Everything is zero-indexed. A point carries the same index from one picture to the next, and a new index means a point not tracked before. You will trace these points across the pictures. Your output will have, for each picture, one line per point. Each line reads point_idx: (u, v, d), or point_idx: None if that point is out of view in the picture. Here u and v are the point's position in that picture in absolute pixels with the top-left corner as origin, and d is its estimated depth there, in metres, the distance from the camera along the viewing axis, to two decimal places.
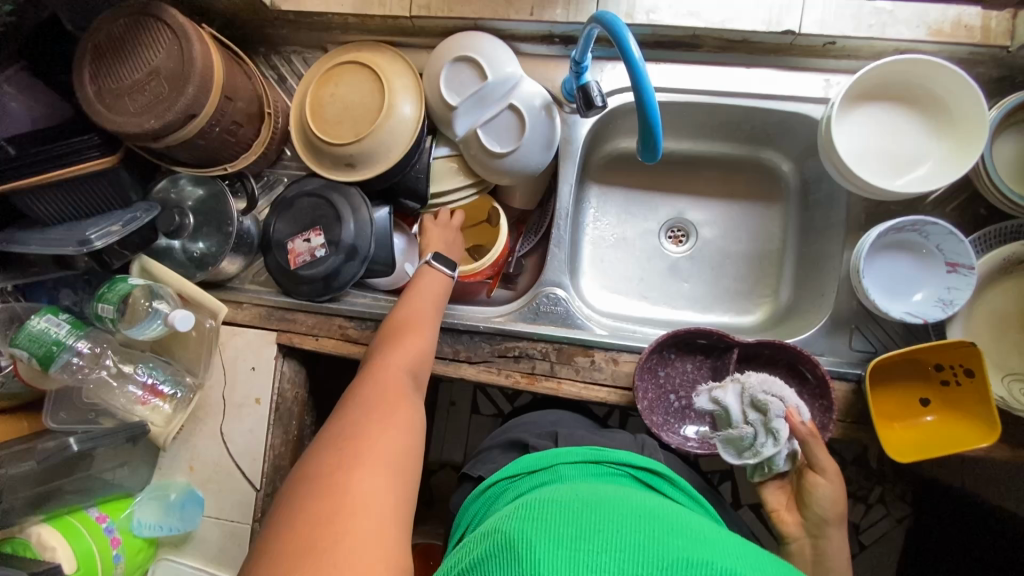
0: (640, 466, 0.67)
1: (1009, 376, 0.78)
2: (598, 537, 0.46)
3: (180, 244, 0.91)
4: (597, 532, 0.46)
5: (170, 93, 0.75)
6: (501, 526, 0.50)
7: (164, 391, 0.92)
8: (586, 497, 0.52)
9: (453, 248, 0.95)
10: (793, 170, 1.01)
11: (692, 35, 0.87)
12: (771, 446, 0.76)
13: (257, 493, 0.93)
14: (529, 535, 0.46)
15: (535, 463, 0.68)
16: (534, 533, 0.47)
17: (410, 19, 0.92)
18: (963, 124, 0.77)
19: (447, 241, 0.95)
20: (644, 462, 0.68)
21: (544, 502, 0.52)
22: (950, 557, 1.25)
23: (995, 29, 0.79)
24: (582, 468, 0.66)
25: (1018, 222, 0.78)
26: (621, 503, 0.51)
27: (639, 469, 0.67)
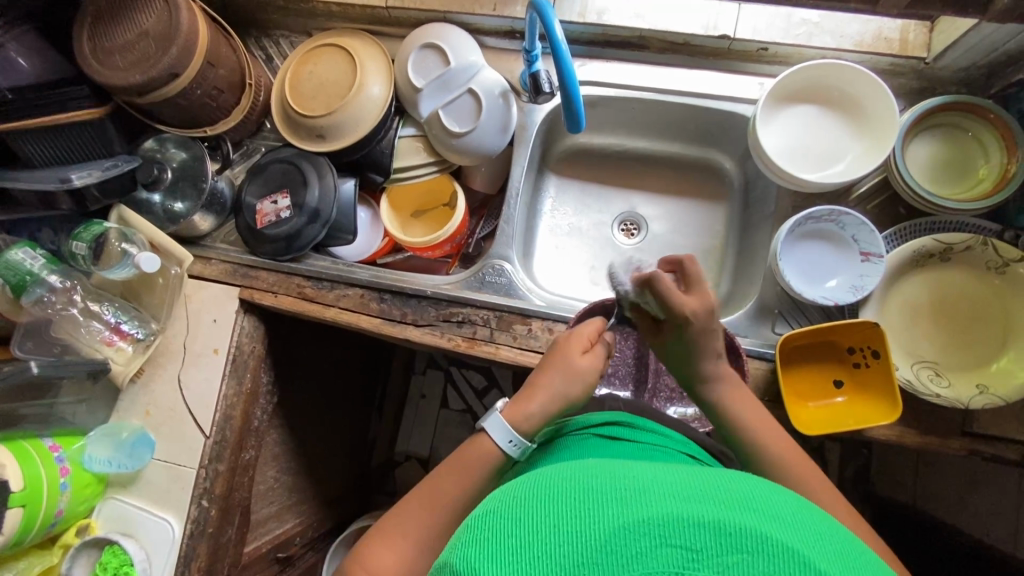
0: (601, 424, 0.65)
1: (918, 363, 0.82)
2: (522, 534, 0.38)
3: (158, 199, 0.98)
4: (514, 530, 0.39)
5: (157, 52, 0.84)
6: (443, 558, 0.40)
7: (127, 333, 0.98)
8: (509, 489, 0.44)
9: (570, 387, 0.70)
10: (735, 169, 1.07)
11: (638, 36, 0.95)
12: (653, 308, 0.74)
13: (206, 439, 0.98)
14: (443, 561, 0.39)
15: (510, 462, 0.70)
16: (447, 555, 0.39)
17: (386, 9, 1.02)
18: (877, 128, 0.85)
19: (566, 379, 0.71)
20: (605, 417, 0.66)
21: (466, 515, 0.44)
22: None
23: (912, 41, 0.86)
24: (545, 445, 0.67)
25: (931, 218, 0.82)
26: (543, 476, 0.44)
27: (601, 425, 0.66)
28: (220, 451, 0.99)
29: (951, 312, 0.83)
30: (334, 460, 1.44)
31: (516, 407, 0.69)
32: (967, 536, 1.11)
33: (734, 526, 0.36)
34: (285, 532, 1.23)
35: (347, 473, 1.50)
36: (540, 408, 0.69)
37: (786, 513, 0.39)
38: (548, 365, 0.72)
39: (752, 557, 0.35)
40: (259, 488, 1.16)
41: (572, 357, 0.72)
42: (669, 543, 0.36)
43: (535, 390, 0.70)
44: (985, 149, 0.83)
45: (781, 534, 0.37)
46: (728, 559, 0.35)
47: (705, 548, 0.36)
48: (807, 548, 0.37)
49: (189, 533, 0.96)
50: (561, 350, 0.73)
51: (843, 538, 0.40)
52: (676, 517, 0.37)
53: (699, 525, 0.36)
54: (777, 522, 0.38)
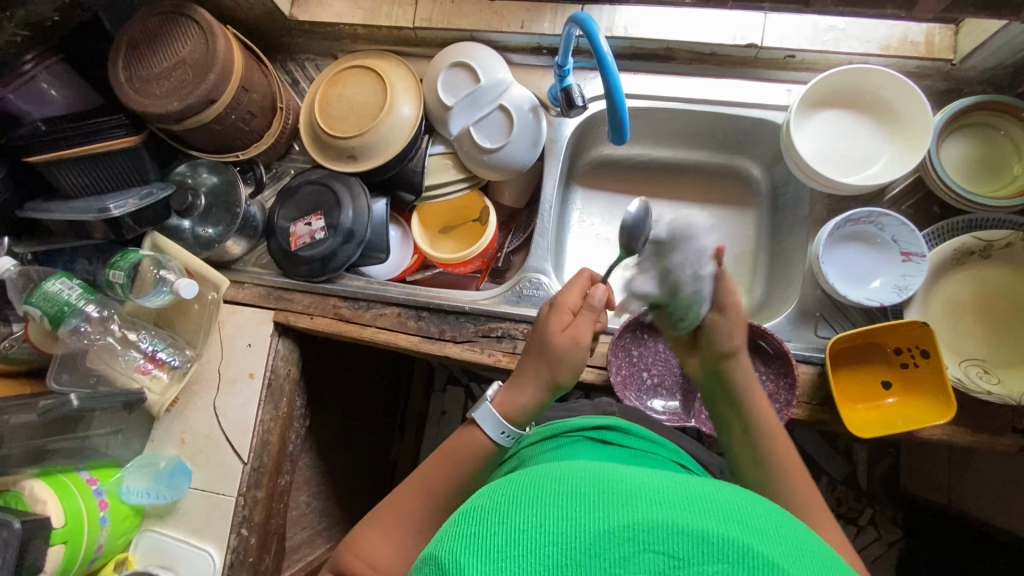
0: (592, 427, 0.69)
1: (967, 361, 0.82)
2: (509, 530, 0.40)
3: (190, 225, 0.98)
4: (504, 525, 0.40)
5: (193, 79, 0.85)
6: (430, 547, 0.42)
7: (163, 361, 0.98)
8: (505, 486, 0.46)
9: (558, 368, 0.68)
10: (763, 175, 1.07)
11: (665, 48, 0.97)
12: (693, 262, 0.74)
13: (245, 466, 0.96)
14: (436, 548, 0.41)
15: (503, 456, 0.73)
16: (443, 545, 0.40)
17: (413, 30, 1.03)
18: (911, 130, 0.86)
19: (552, 361, 0.68)
20: (596, 422, 0.69)
21: (461, 506, 0.45)
22: None
23: (938, 44, 0.88)
24: (539, 445, 0.69)
25: (969, 217, 0.83)
26: (539, 475, 0.46)
27: (591, 429, 0.69)
28: (257, 477, 0.97)
29: (989, 307, 0.83)
30: (361, 483, 1.42)
31: (507, 398, 0.69)
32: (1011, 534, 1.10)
33: (717, 535, 0.37)
34: (317, 558, 1.21)
35: (373, 495, 1.48)
36: (531, 397, 0.69)
37: (765, 523, 0.40)
38: (531, 350, 0.71)
39: (733, 567, 0.36)
40: (292, 514, 1.15)
41: (555, 342, 0.69)
42: (653, 549, 0.37)
43: (524, 379, 0.70)
44: (1017, 148, 0.84)
45: (763, 548, 0.38)
46: (709, 568, 0.36)
47: (688, 556, 0.37)
48: (787, 562, 0.37)
49: (229, 564, 0.94)
50: (541, 329, 0.71)
51: (824, 556, 0.40)
52: (661, 524, 0.38)
53: (684, 533, 0.38)
54: (758, 535, 0.39)
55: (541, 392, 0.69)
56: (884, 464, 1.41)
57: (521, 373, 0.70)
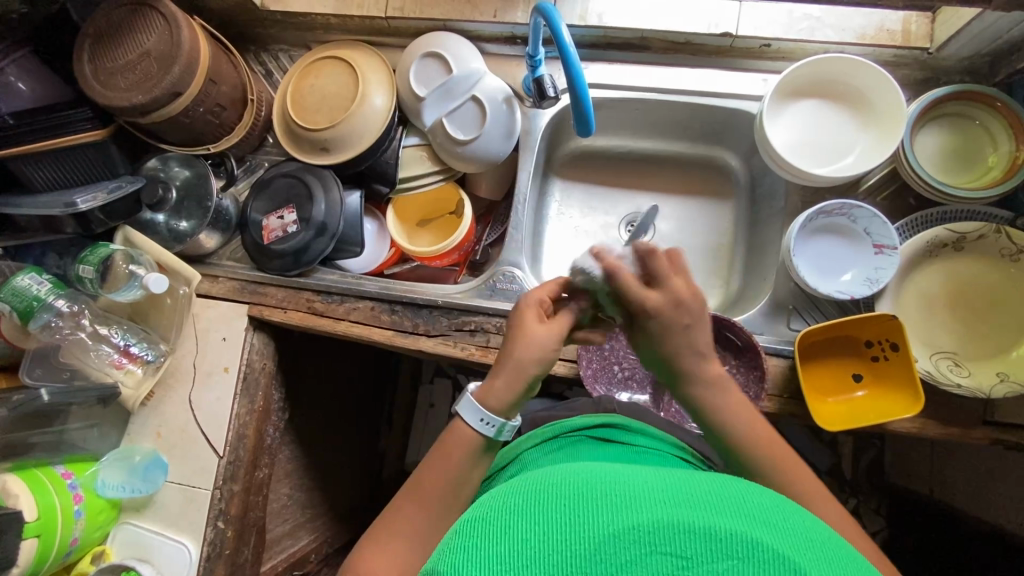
0: (594, 425, 0.69)
1: (938, 353, 0.81)
2: (516, 541, 0.40)
3: (163, 219, 0.97)
4: (508, 536, 0.40)
5: (158, 72, 0.84)
6: (435, 563, 0.42)
7: (137, 355, 0.97)
8: (504, 495, 0.46)
9: (530, 357, 0.66)
10: (741, 166, 1.06)
11: (640, 37, 0.95)
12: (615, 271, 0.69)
13: (220, 460, 0.97)
14: (437, 563, 0.41)
15: (507, 460, 0.70)
16: (445, 560, 0.40)
17: (386, 20, 1.01)
18: (885, 119, 0.85)
19: (524, 349, 0.67)
20: (597, 420, 0.70)
21: (462, 519, 0.45)
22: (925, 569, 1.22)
23: (915, 32, 0.86)
24: (542, 445, 0.69)
25: (942, 208, 0.82)
26: (540, 482, 0.45)
27: (593, 428, 0.70)
28: (234, 471, 0.98)
29: (964, 301, 0.83)
30: (346, 474, 1.42)
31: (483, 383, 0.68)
32: (989, 525, 1.10)
33: (723, 532, 0.38)
34: (300, 549, 1.22)
35: (359, 487, 1.49)
36: (502, 387, 0.66)
37: (769, 517, 0.40)
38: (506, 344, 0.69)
39: (742, 563, 0.36)
40: (273, 506, 1.15)
41: (530, 327, 0.68)
42: (660, 550, 0.37)
43: (497, 369, 0.67)
44: (993, 137, 0.83)
45: (770, 541, 0.38)
46: (719, 565, 0.36)
47: (695, 554, 0.37)
48: (798, 555, 0.37)
49: (206, 556, 0.95)
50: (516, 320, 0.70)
51: (834, 546, 0.41)
52: (666, 524, 0.38)
53: (689, 532, 0.38)
54: (764, 528, 0.39)
55: (512, 382, 0.66)
56: (867, 455, 1.42)
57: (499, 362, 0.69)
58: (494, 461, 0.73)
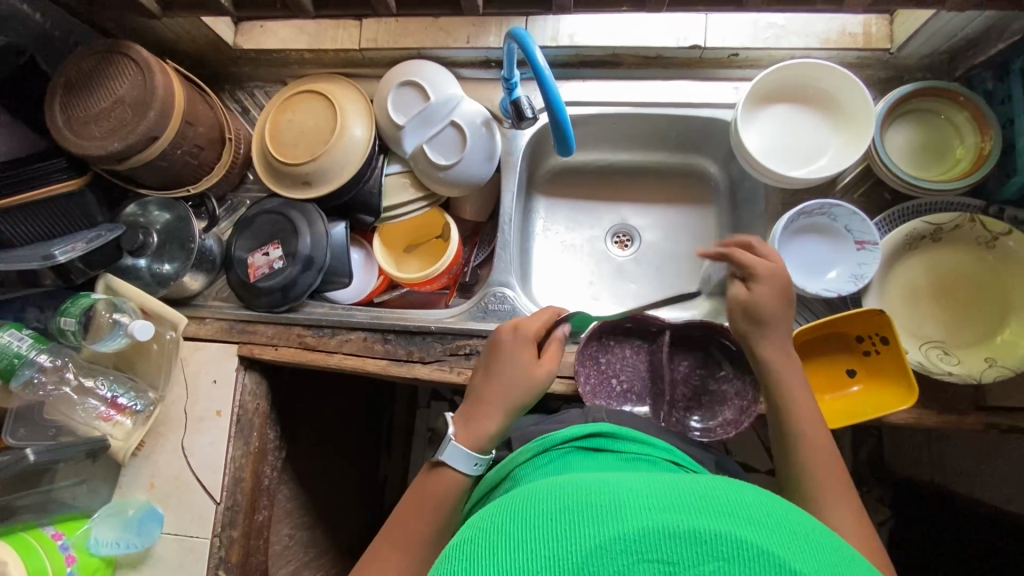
0: (583, 435, 0.65)
1: (927, 344, 0.83)
2: (509, 558, 0.39)
3: (145, 263, 0.96)
4: (497, 557, 0.39)
5: (133, 118, 0.84)
6: None
7: (125, 406, 0.95)
8: (492, 513, 0.45)
9: (524, 392, 0.70)
10: (720, 172, 1.08)
11: (612, 54, 0.97)
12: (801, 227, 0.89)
13: (217, 506, 0.94)
14: None
15: (498, 478, 0.67)
16: None
17: (359, 52, 1.02)
18: (854, 120, 0.87)
19: (518, 384, 0.70)
20: (587, 428, 0.66)
21: (452, 540, 0.44)
22: (935, 558, 1.22)
23: (876, 34, 0.89)
24: (532, 460, 0.65)
25: (916, 202, 0.85)
26: (527, 496, 0.45)
27: (584, 437, 0.65)
28: (232, 516, 0.95)
29: (948, 289, 0.85)
30: (348, 508, 1.40)
31: (467, 427, 0.69)
32: (993, 507, 1.11)
33: (708, 533, 0.38)
34: None
35: (361, 520, 1.46)
36: (497, 421, 0.69)
37: (757, 514, 0.40)
38: (496, 379, 0.71)
39: (727, 564, 0.37)
40: (274, 548, 1.12)
41: (523, 370, 0.71)
42: (647, 558, 0.37)
43: (489, 405, 0.70)
44: (959, 131, 0.86)
45: (754, 537, 0.38)
46: (705, 568, 0.37)
47: (682, 559, 0.37)
48: (782, 550, 0.38)
49: None
50: (500, 357, 0.73)
51: (821, 536, 0.41)
52: (653, 530, 0.38)
53: (675, 536, 0.38)
54: (751, 526, 0.39)
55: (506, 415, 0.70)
56: (867, 446, 1.42)
57: (475, 393, 0.72)
58: (486, 478, 0.71)
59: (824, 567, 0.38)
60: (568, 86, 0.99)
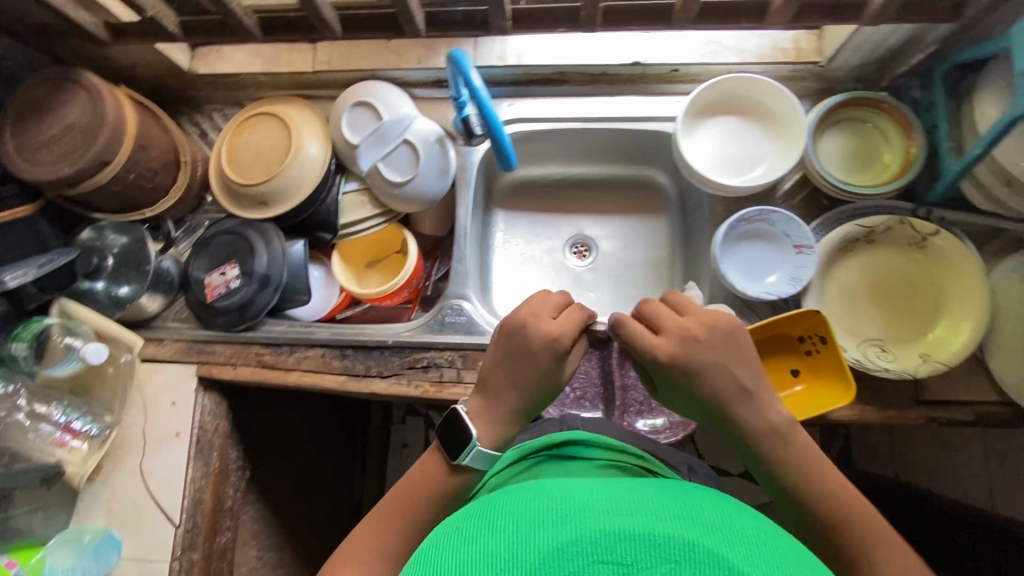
0: (557, 444, 0.66)
1: (865, 342, 0.86)
2: (468, 563, 0.40)
3: (102, 286, 0.96)
4: (459, 561, 0.41)
5: (83, 143, 0.85)
6: None
7: (80, 430, 0.94)
8: (458, 521, 0.46)
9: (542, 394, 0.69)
10: (670, 182, 1.12)
11: (558, 72, 1.01)
12: (741, 230, 0.92)
13: (176, 529, 0.94)
14: None
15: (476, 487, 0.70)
16: None
17: (314, 74, 1.05)
18: (787, 129, 0.92)
19: (538, 388, 0.68)
20: (560, 438, 0.67)
21: (417, 548, 0.45)
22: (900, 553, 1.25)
23: (806, 49, 0.94)
24: (508, 469, 0.68)
25: (849, 206, 0.89)
26: (495, 504, 0.46)
27: (558, 447, 0.66)
28: (192, 539, 0.95)
29: (884, 288, 0.88)
30: (319, 527, 1.38)
31: (493, 431, 0.66)
32: (948, 500, 1.14)
33: (661, 536, 0.39)
34: None
35: (334, 539, 1.44)
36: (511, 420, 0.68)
37: (711, 520, 0.42)
38: (517, 380, 0.67)
39: (679, 565, 0.38)
40: (240, 571, 1.11)
41: (554, 374, 0.68)
42: (602, 560, 0.38)
43: (505, 407, 0.67)
44: (886, 138, 0.90)
45: (706, 540, 0.39)
46: (657, 569, 0.38)
47: (635, 561, 0.38)
48: (732, 551, 0.39)
49: None
50: (525, 357, 0.67)
51: (774, 540, 0.42)
52: (609, 532, 0.39)
53: (629, 539, 0.39)
54: (703, 530, 0.40)
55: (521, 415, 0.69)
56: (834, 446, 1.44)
57: (496, 391, 0.68)
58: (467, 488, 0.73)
59: (773, 568, 0.39)
60: (518, 103, 1.02)
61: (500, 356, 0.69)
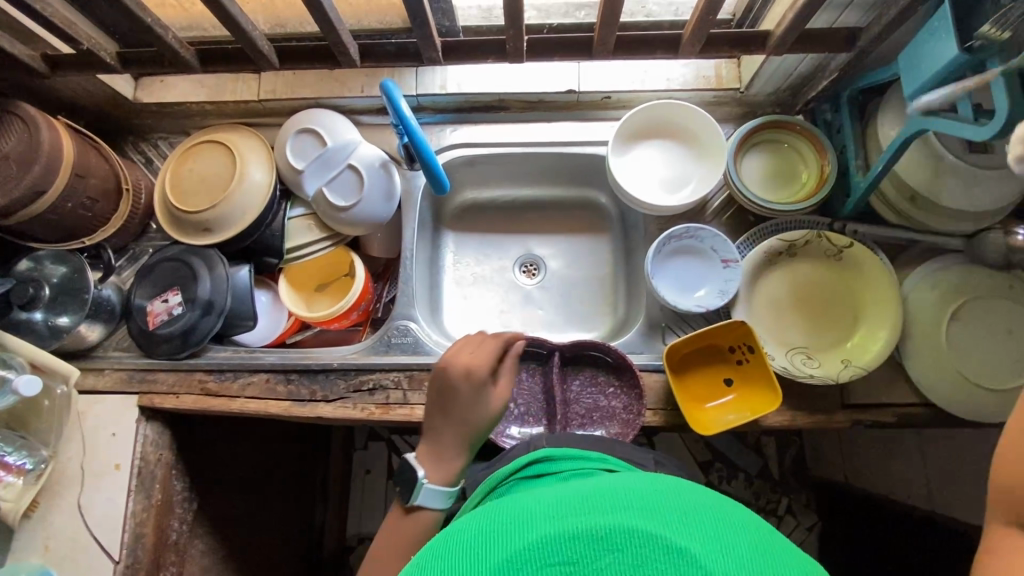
0: (523, 466, 0.59)
1: (792, 349, 0.90)
2: None
3: (41, 317, 0.94)
4: None
5: (17, 173, 0.85)
6: None
7: (15, 465, 0.90)
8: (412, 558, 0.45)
9: (476, 425, 0.70)
10: (610, 202, 1.16)
11: (498, 100, 1.05)
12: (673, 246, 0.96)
13: (115, 566, 0.91)
14: None
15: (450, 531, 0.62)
16: None
17: (259, 103, 1.07)
18: (712, 150, 0.97)
19: (469, 420, 0.70)
20: (526, 458, 0.60)
21: None
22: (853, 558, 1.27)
23: (725, 76, 1.01)
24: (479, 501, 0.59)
25: (771, 221, 0.94)
26: (448, 533, 0.45)
27: (524, 468, 0.59)
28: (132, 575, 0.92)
29: (810, 298, 0.93)
30: (275, 559, 1.34)
31: (440, 471, 0.69)
32: (891, 502, 1.18)
33: (603, 529, 0.39)
34: None
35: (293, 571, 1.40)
36: (453, 455, 0.70)
37: (656, 506, 0.42)
38: (448, 419, 0.70)
39: (622, 555, 0.38)
40: None
41: (477, 406, 0.71)
42: (548, 563, 0.38)
43: (442, 443, 0.70)
44: (802, 158, 0.97)
45: (648, 525, 0.39)
46: (602, 563, 0.37)
47: (580, 559, 0.38)
48: (675, 533, 0.39)
49: None
50: (449, 397, 0.71)
51: (722, 514, 0.42)
52: (551, 536, 0.39)
53: (571, 538, 0.39)
54: (646, 516, 0.40)
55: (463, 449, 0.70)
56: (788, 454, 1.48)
57: (435, 433, 0.71)
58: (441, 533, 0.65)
59: (722, 545, 0.39)
60: (461, 130, 1.06)
61: (431, 401, 0.72)
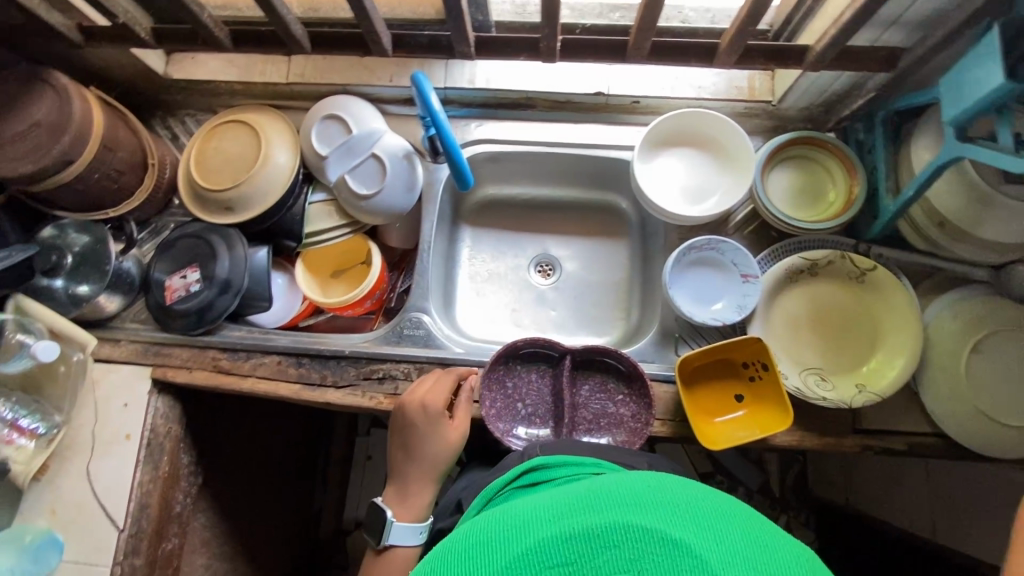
0: (516, 475, 0.58)
1: (806, 370, 0.89)
2: None
3: (61, 284, 0.95)
4: None
5: (47, 142, 0.86)
6: None
7: (26, 428, 0.92)
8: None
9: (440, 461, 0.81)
10: (631, 207, 1.16)
11: (525, 97, 1.04)
12: (691, 258, 0.96)
13: (120, 533, 0.93)
14: None
15: None
16: None
17: (288, 85, 1.07)
18: (739, 162, 0.96)
19: (433, 458, 0.81)
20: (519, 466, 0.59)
21: None
22: None
23: (758, 88, 0.99)
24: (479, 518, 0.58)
25: (794, 239, 0.93)
26: (448, 546, 0.45)
27: (518, 478, 0.58)
28: (135, 544, 0.94)
29: (826, 319, 0.92)
30: (273, 537, 1.36)
31: (408, 510, 0.80)
32: (895, 529, 1.17)
33: (596, 528, 0.39)
34: None
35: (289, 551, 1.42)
36: (423, 492, 0.81)
37: (647, 498, 0.42)
38: (414, 460, 0.81)
39: (618, 551, 0.38)
40: None
41: (436, 445, 0.82)
42: (547, 567, 0.38)
43: (409, 484, 0.81)
44: (831, 176, 0.95)
45: (640, 518, 0.39)
46: (600, 562, 0.38)
47: (577, 559, 0.38)
48: (668, 524, 0.39)
49: None
50: (411, 438, 0.82)
51: (715, 504, 0.42)
52: (547, 541, 0.39)
53: (567, 540, 0.39)
54: (638, 510, 0.40)
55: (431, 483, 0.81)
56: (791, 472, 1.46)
57: (400, 476, 0.82)
58: None
59: (717, 532, 0.39)
60: (486, 125, 1.05)
61: (397, 441, 0.84)
